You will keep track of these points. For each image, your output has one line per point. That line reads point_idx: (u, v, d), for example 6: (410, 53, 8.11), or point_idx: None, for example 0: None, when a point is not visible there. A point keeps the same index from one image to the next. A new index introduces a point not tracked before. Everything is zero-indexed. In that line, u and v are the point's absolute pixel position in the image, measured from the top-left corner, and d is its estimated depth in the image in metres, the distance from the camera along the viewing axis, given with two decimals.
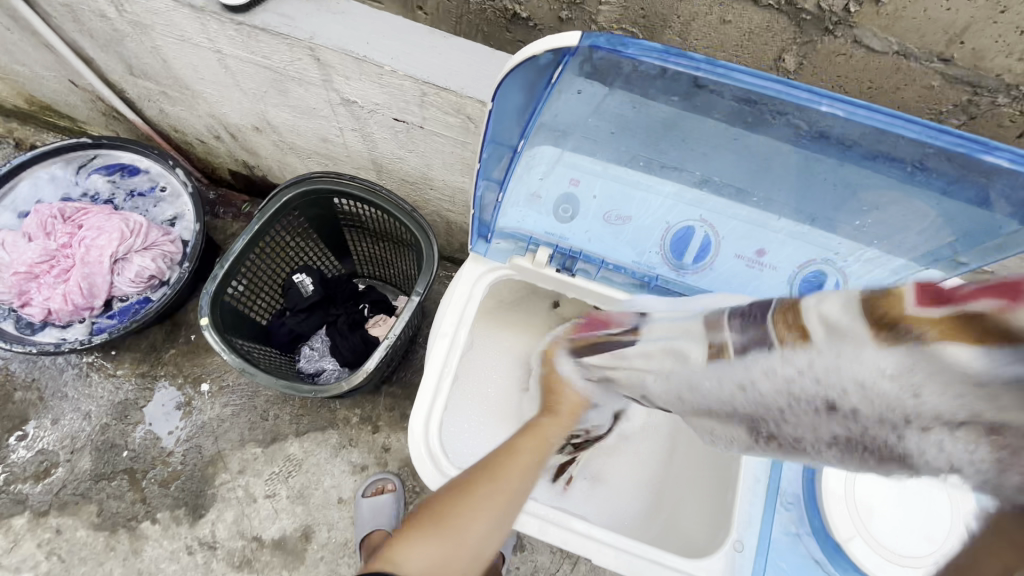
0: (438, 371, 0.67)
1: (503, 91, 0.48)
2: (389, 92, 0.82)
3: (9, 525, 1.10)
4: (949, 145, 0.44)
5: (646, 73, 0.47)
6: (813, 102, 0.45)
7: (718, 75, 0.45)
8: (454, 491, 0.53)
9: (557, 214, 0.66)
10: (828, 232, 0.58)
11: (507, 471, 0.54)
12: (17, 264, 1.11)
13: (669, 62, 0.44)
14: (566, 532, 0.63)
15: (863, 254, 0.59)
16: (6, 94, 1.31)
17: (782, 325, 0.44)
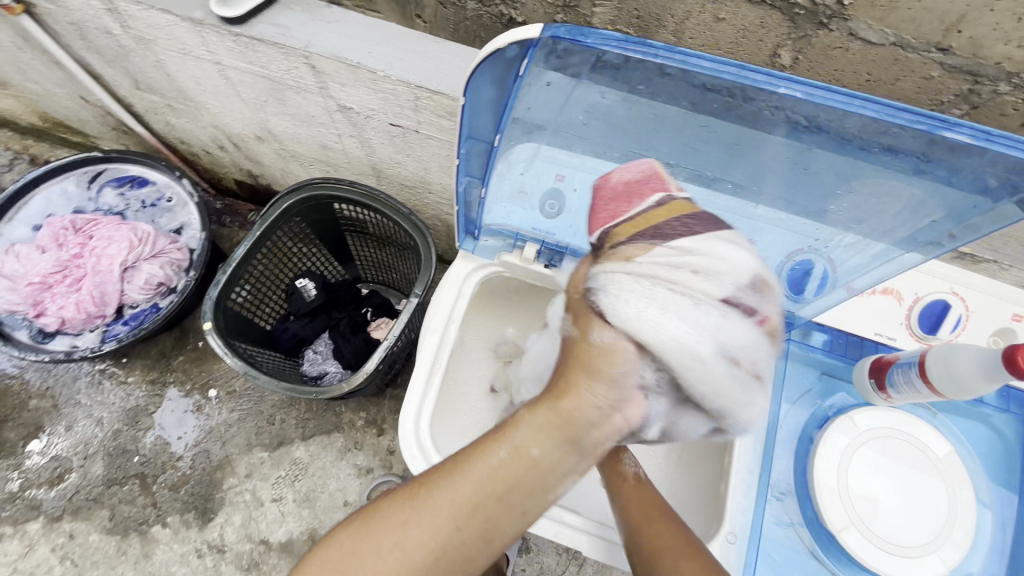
0: (428, 367, 0.69)
1: (473, 86, 0.49)
2: (384, 97, 0.84)
3: (24, 530, 1.12)
4: (910, 123, 0.42)
5: (611, 62, 0.46)
6: (771, 87, 0.43)
7: (676, 61, 0.44)
8: (365, 517, 0.48)
9: (544, 210, 0.67)
10: (809, 220, 0.59)
11: (428, 501, 0.46)
12: (31, 275, 1.15)
13: (627, 50, 0.44)
14: (556, 524, 0.63)
15: (843, 240, 0.59)
16: (21, 111, 1.35)
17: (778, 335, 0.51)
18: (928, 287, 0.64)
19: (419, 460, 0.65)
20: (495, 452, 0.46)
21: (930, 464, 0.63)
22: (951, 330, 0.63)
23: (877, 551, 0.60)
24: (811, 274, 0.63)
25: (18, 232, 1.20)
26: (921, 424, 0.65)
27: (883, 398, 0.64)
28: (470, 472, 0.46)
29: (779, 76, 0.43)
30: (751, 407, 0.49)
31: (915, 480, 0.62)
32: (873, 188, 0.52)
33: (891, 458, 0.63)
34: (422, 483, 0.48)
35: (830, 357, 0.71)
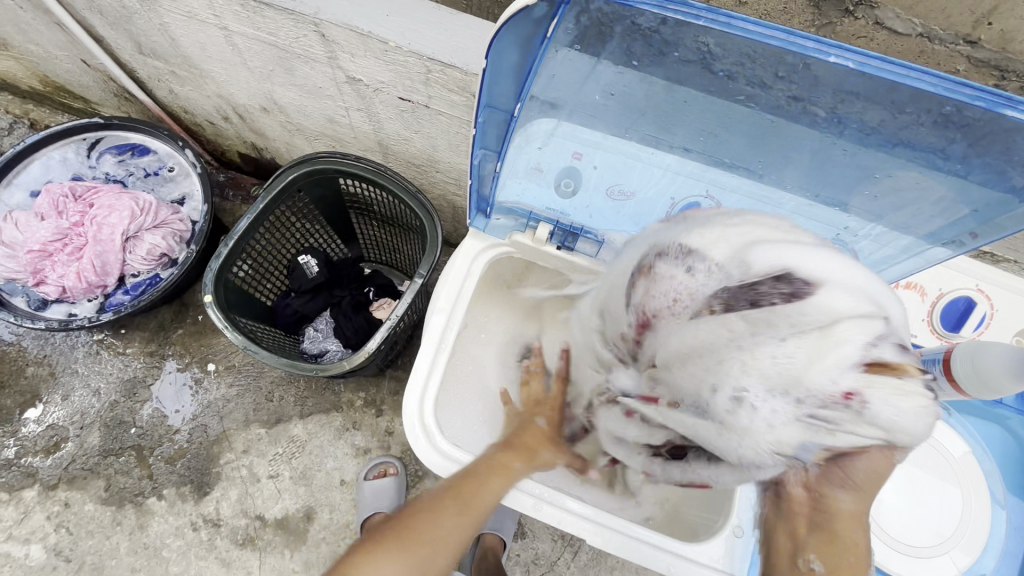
0: (434, 347, 0.67)
1: (496, 48, 0.46)
2: (395, 70, 0.81)
3: (19, 497, 1.12)
4: (967, 99, 0.39)
5: (648, 25, 0.44)
6: (820, 54, 0.40)
7: (720, 24, 0.41)
8: (418, 522, 0.56)
9: (558, 188, 0.64)
10: (836, 210, 0.56)
11: (473, 505, 0.57)
12: (31, 242, 1.13)
13: (666, 9, 0.41)
14: (560, 511, 0.62)
15: (872, 231, 0.56)
16: (21, 74, 1.32)
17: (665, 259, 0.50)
18: (951, 283, 0.63)
19: (421, 440, 0.64)
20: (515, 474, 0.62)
21: (943, 462, 0.63)
22: (973, 328, 0.63)
23: (884, 546, 0.60)
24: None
25: (15, 198, 1.17)
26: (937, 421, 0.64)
27: None
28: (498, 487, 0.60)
29: (829, 44, 0.40)
30: (652, 290, 0.50)
31: (927, 480, 0.62)
32: (908, 179, 0.50)
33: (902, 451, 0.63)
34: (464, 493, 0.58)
35: None
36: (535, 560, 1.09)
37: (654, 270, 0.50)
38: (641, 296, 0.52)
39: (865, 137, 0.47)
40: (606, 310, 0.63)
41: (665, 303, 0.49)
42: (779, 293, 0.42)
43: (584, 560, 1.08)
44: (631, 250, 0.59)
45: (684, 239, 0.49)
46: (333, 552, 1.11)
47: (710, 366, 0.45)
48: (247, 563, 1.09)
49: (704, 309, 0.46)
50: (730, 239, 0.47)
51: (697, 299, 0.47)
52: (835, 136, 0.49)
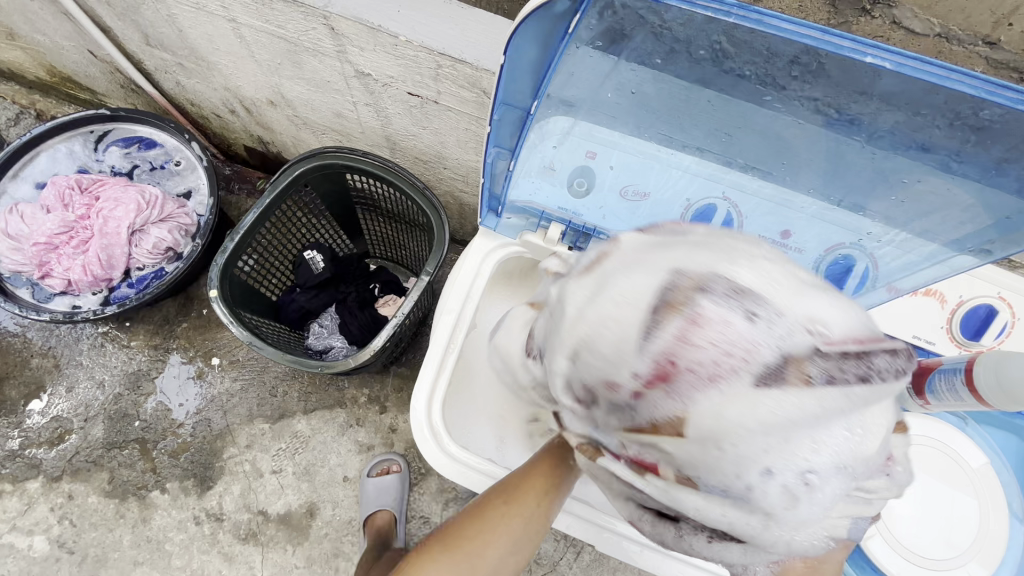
0: (443, 349, 0.67)
1: (514, 44, 0.45)
2: (404, 64, 0.80)
3: (23, 489, 1.12)
4: (1012, 103, 0.37)
5: (673, 23, 0.42)
6: (856, 54, 0.38)
7: (751, 21, 0.39)
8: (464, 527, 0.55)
9: (572, 188, 0.63)
10: (857, 215, 0.55)
11: (503, 516, 0.55)
12: (36, 234, 1.12)
13: (694, 5, 0.39)
14: (568, 517, 0.65)
15: (896, 237, 0.55)
16: (29, 64, 1.32)
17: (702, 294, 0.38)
18: (972, 290, 0.62)
19: (429, 443, 0.64)
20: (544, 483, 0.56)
21: (964, 475, 0.62)
22: (993, 337, 0.62)
23: (902, 561, 0.60)
24: (852, 272, 0.59)
25: (22, 190, 1.17)
26: (958, 433, 0.63)
27: (920, 404, 0.61)
28: (548, 487, 0.56)
29: (866, 43, 0.38)
30: (690, 336, 0.37)
31: (946, 493, 0.62)
32: (936, 186, 0.48)
33: (925, 465, 0.62)
34: (512, 493, 0.56)
35: None
36: (538, 559, 1.08)
37: (700, 313, 0.37)
38: (676, 346, 0.37)
39: (892, 142, 0.46)
40: (569, 351, 0.43)
41: (719, 362, 0.36)
42: (877, 360, 0.37)
43: (587, 560, 1.08)
44: (615, 271, 0.43)
45: (727, 274, 0.39)
46: (336, 548, 1.11)
47: (777, 446, 0.36)
48: (250, 557, 1.10)
49: (790, 375, 0.36)
50: (789, 286, 0.39)
51: (763, 360, 0.36)
52: (860, 141, 0.47)
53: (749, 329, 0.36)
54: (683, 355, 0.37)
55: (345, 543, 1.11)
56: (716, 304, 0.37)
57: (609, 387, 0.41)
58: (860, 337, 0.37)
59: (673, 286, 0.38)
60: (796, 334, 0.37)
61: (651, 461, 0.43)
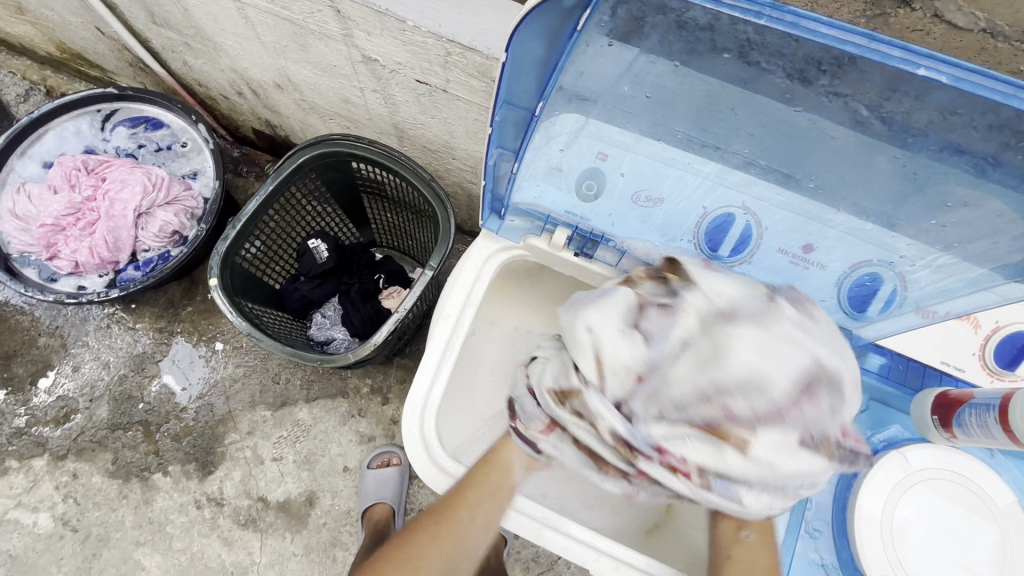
0: (438, 356, 0.65)
1: (519, 39, 0.42)
2: (412, 51, 0.77)
3: (30, 466, 1.13)
4: None
5: (697, 21, 0.39)
6: (906, 66, 0.35)
7: (785, 24, 0.36)
8: (404, 542, 0.58)
9: (579, 192, 0.60)
10: (888, 232, 0.51)
11: (446, 525, 0.58)
12: (44, 216, 1.12)
13: (721, 4, 0.37)
14: (563, 537, 0.62)
15: (936, 261, 0.52)
16: (39, 39, 1.30)
17: (823, 384, 0.48)
18: (1009, 316, 0.61)
19: (422, 455, 0.62)
20: (480, 497, 0.60)
21: (986, 513, 0.60)
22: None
23: None
24: (877, 295, 0.57)
25: (29, 169, 1.16)
26: (984, 468, 0.61)
27: (945, 436, 0.60)
28: (473, 499, 0.59)
29: (918, 52, 0.35)
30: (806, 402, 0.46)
31: (965, 530, 0.59)
32: (982, 204, 0.44)
33: (942, 501, 0.60)
34: (450, 510, 0.59)
35: (884, 381, 0.66)
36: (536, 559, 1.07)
37: (802, 372, 0.47)
38: (783, 398, 0.46)
39: (936, 156, 0.42)
40: (698, 364, 0.48)
41: (813, 429, 0.47)
42: (859, 452, 0.50)
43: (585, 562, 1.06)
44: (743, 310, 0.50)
45: (821, 348, 0.48)
46: (334, 538, 1.11)
47: (789, 480, 0.49)
48: (249, 543, 1.10)
49: (823, 447, 0.48)
50: (841, 358, 0.50)
51: (822, 414, 0.47)
52: (904, 152, 0.43)
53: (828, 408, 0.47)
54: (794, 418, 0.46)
55: (343, 533, 1.11)
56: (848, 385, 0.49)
57: (730, 410, 0.47)
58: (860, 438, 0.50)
59: (813, 372, 0.47)
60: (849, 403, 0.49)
61: (684, 465, 0.50)
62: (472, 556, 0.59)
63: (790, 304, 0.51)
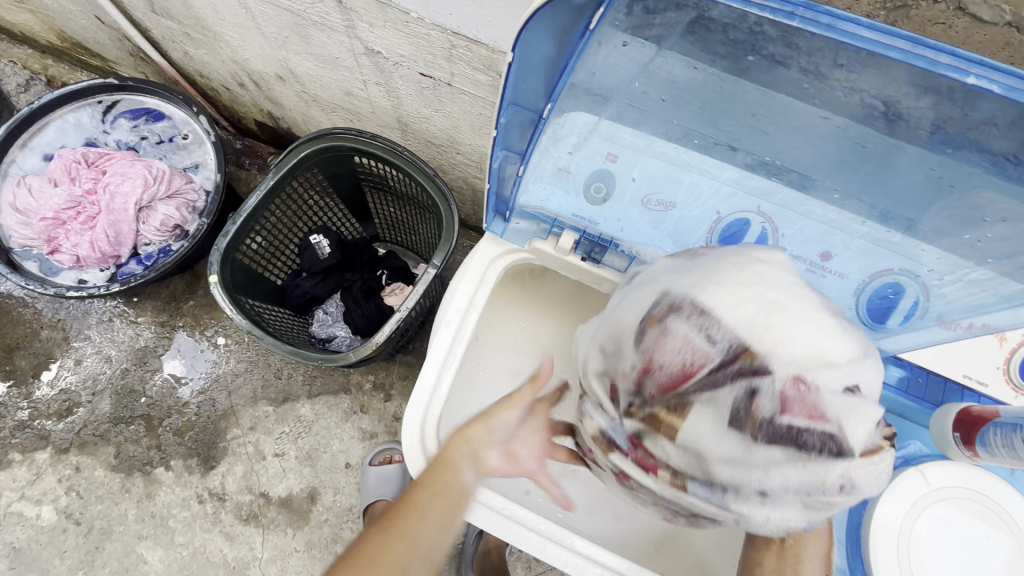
0: (440, 364, 0.63)
1: (526, 38, 0.40)
2: (416, 43, 0.74)
3: (32, 459, 1.13)
4: None
5: (716, 22, 0.37)
6: (955, 73, 0.33)
7: (821, 26, 0.34)
8: (357, 553, 0.52)
9: (588, 194, 0.59)
10: (914, 241, 0.49)
11: (396, 526, 0.54)
12: (44, 209, 1.10)
13: (750, 4, 0.35)
14: (568, 553, 0.61)
15: (970, 275, 0.49)
16: (39, 28, 1.28)
17: (687, 318, 0.44)
18: None
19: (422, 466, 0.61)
20: (430, 489, 0.56)
21: (1005, 538, 0.58)
22: None
23: None
24: (896, 308, 0.55)
25: (29, 161, 1.15)
26: (1006, 493, 0.59)
27: (966, 454, 0.58)
28: (422, 498, 0.56)
29: (967, 58, 0.33)
30: (669, 343, 0.45)
31: (983, 555, 0.58)
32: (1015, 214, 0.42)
33: (959, 521, 0.59)
34: (399, 523, 0.54)
35: (903, 396, 0.64)
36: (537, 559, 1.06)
37: (671, 329, 0.45)
38: (664, 365, 0.45)
39: (966, 164, 0.40)
40: (604, 345, 0.53)
41: (692, 367, 0.43)
42: (820, 426, 0.40)
43: None
44: (649, 285, 0.51)
45: (700, 296, 0.44)
46: (336, 535, 1.10)
47: (734, 464, 0.42)
48: (251, 538, 1.10)
49: (744, 418, 0.41)
50: (765, 307, 0.42)
51: (716, 370, 0.42)
52: (938, 159, 0.41)
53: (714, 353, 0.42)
54: (673, 365, 0.44)
55: (345, 530, 1.10)
56: (745, 323, 0.42)
57: (629, 381, 0.48)
58: (818, 414, 0.40)
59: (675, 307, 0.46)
60: (768, 349, 0.41)
61: (651, 460, 0.48)
62: (431, 557, 0.54)
63: (709, 265, 0.48)
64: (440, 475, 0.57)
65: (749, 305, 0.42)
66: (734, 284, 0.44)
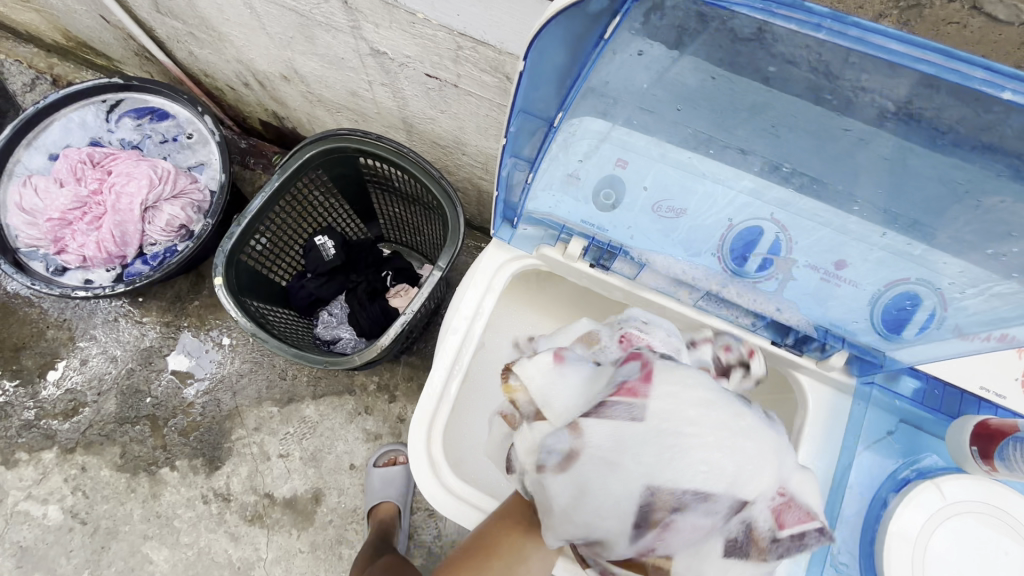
0: (446, 372, 0.64)
1: (538, 46, 0.39)
2: (422, 44, 0.74)
3: (39, 458, 1.14)
4: None
5: (734, 31, 0.36)
6: (991, 88, 0.32)
7: (849, 38, 0.33)
8: (476, 544, 0.57)
9: (597, 201, 0.59)
10: (934, 253, 0.48)
11: (495, 544, 0.56)
12: (50, 210, 1.10)
13: (774, 15, 0.33)
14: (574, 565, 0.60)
15: (994, 288, 0.48)
16: (45, 27, 1.28)
17: (667, 499, 0.43)
18: None
19: (428, 476, 0.61)
20: (518, 521, 0.56)
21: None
22: None
23: None
24: (913, 320, 0.55)
25: (35, 161, 1.15)
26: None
27: (984, 468, 0.58)
28: (508, 527, 0.56)
29: (1004, 74, 0.31)
30: (661, 524, 0.44)
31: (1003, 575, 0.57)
32: None
33: (978, 539, 0.58)
34: (515, 511, 0.57)
35: (918, 406, 0.64)
36: None
37: (674, 521, 0.44)
38: (678, 546, 0.45)
39: (993, 177, 0.39)
40: (591, 530, 0.47)
41: (689, 536, 0.44)
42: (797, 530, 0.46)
43: None
44: (627, 477, 0.44)
45: (677, 476, 0.43)
46: (340, 536, 1.10)
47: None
48: (255, 539, 1.10)
49: (752, 547, 0.45)
50: (732, 475, 0.43)
51: (709, 530, 0.44)
52: (960, 172, 0.40)
53: (702, 518, 0.43)
54: (668, 539, 0.45)
55: (349, 531, 1.10)
56: (723, 493, 0.43)
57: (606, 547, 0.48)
58: (802, 517, 0.46)
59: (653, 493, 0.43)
60: (740, 493, 0.44)
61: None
62: (546, 546, 0.56)
63: (655, 427, 0.44)
64: (521, 508, 0.57)
65: (715, 472, 0.43)
66: (703, 454, 0.43)
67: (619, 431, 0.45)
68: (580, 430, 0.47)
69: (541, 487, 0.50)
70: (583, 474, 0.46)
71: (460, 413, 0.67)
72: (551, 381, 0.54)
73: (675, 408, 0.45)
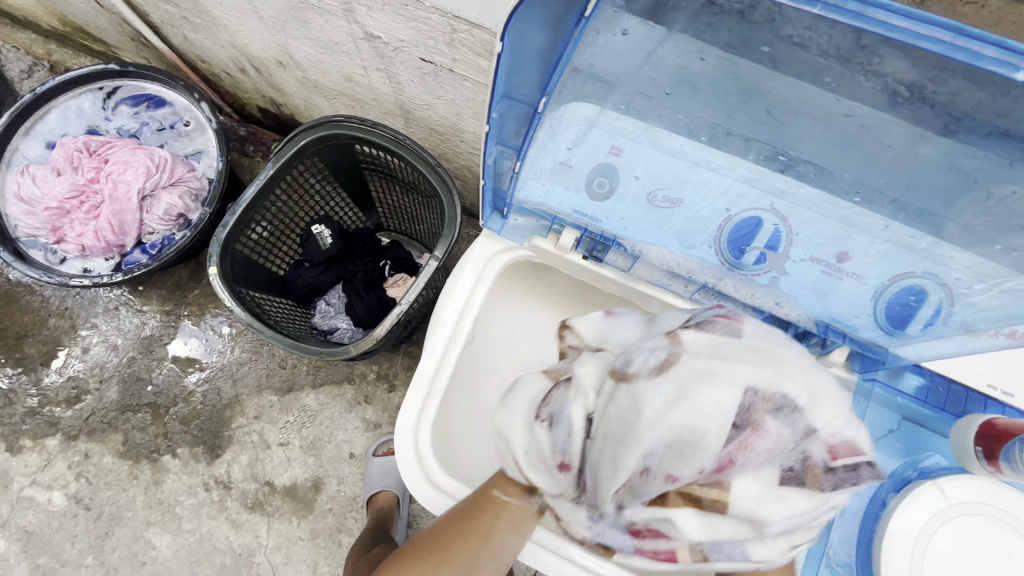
0: (435, 366, 0.63)
1: (516, 25, 0.37)
2: (416, 27, 0.71)
3: (43, 445, 1.15)
4: None
5: (727, 8, 0.34)
6: (1004, 68, 0.30)
7: (846, 12, 0.31)
8: (431, 548, 0.56)
9: (590, 190, 0.57)
10: (944, 244, 0.46)
11: (452, 553, 0.56)
12: (48, 199, 1.10)
13: None
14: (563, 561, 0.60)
15: (1006, 285, 0.46)
16: (41, 12, 1.27)
17: (764, 405, 0.40)
18: None
19: (417, 473, 0.61)
20: (481, 534, 0.56)
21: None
22: None
23: None
24: (917, 315, 0.54)
25: (32, 149, 1.14)
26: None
27: (990, 469, 0.56)
28: (470, 541, 0.55)
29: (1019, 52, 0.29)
30: (749, 431, 0.40)
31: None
32: None
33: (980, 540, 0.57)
34: (474, 524, 0.56)
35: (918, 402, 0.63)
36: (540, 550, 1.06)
37: (762, 430, 0.40)
38: (752, 462, 0.40)
39: (1006, 165, 0.37)
40: (670, 443, 0.41)
41: (768, 454, 0.40)
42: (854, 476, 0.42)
43: None
44: (722, 378, 0.41)
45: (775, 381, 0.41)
46: (340, 523, 1.11)
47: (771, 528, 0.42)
48: (256, 526, 1.11)
49: (811, 480, 0.41)
50: (817, 393, 0.42)
51: (779, 448, 0.40)
52: (971, 160, 0.38)
53: (785, 430, 0.40)
54: (751, 452, 0.40)
55: (349, 519, 1.11)
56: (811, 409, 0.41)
57: (665, 477, 0.42)
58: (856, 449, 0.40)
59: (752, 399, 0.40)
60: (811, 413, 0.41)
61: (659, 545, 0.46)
62: (499, 558, 0.57)
63: (741, 338, 0.45)
64: (483, 523, 0.56)
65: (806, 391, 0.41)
66: (790, 365, 0.43)
67: (718, 341, 0.45)
68: (679, 339, 0.46)
69: (621, 401, 0.45)
70: (680, 374, 0.43)
71: (451, 406, 0.66)
72: (608, 328, 0.57)
73: (767, 331, 0.46)
